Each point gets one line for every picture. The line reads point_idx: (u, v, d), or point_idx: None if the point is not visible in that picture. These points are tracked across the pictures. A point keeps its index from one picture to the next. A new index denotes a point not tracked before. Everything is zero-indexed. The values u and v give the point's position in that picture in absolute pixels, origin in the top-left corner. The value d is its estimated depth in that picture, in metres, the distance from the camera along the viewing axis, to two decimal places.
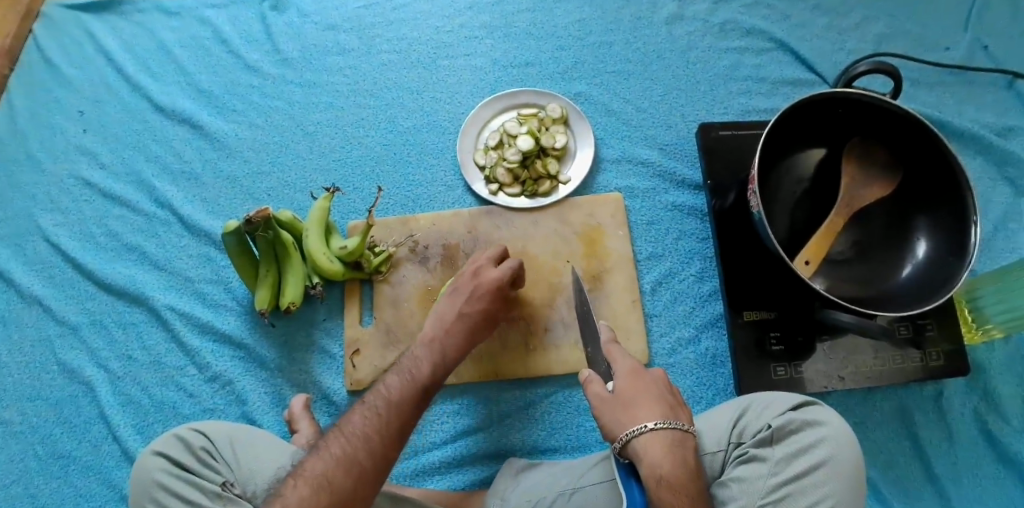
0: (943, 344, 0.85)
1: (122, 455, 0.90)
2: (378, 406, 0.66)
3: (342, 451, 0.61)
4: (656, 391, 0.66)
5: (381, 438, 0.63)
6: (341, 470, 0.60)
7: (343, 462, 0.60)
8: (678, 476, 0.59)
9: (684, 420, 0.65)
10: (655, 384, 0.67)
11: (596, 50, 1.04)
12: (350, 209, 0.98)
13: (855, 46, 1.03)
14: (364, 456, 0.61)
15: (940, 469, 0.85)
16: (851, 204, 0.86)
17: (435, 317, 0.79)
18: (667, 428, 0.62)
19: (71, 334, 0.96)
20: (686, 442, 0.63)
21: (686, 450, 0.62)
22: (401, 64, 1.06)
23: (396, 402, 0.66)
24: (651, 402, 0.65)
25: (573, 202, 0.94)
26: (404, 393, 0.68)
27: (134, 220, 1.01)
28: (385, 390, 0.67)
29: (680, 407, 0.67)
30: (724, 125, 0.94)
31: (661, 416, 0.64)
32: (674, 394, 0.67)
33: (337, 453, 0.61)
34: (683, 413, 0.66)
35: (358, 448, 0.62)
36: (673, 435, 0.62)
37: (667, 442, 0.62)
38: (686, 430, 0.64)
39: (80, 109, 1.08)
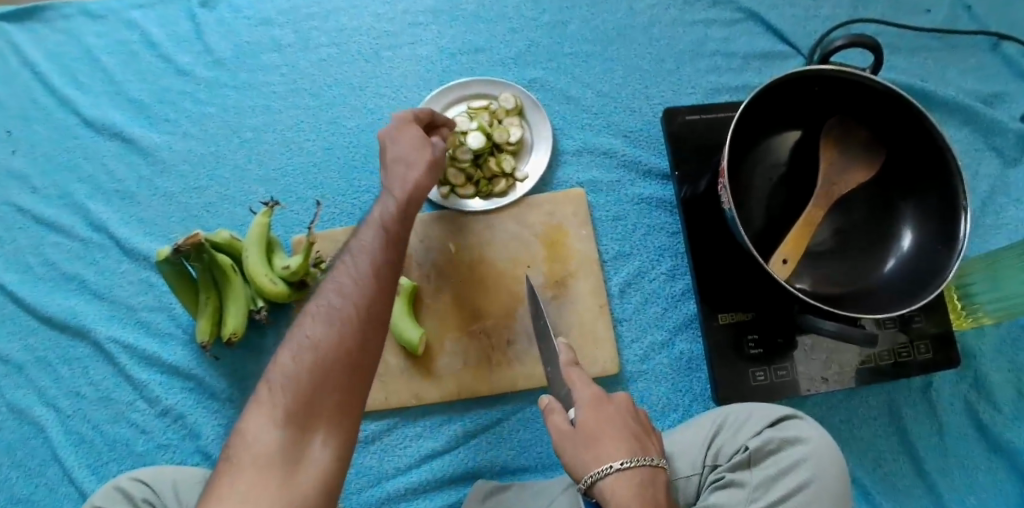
0: (932, 335, 0.81)
1: (80, 497, 0.87)
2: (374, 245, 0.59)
3: (285, 397, 0.51)
4: (621, 422, 0.62)
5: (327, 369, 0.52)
6: (285, 423, 0.50)
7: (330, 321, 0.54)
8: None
9: (652, 452, 0.61)
10: (621, 412, 0.62)
11: (551, 30, 0.95)
12: (294, 221, 0.90)
13: (831, 13, 0.95)
14: (317, 394, 0.51)
15: (930, 465, 0.81)
16: (831, 191, 0.79)
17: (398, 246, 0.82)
18: (637, 466, 0.58)
19: (14, 371, 0.91)
20: (656, 478, 0.59)
21: (658, 487, 0.58)
22: (341, 58, 0.97)
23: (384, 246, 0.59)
24: (616, 437, 0.60)
25: (532, 201, 0.86)
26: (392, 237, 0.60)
27: (71, 248, 0.95)
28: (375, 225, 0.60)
29: (647, 436, 0.63)
30: (691, 109, 0.87)
31: (628, 452, 0.59)
32: (641, 423, 0.63)
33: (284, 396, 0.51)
34: (651, 444, 0.62)
35: (300, 382, 0.51)
36: (644, 473, 0.58)
37: (637, 481, 0.57)
38: (656, 464, 0.60)
39: (8, 129, 0.99)
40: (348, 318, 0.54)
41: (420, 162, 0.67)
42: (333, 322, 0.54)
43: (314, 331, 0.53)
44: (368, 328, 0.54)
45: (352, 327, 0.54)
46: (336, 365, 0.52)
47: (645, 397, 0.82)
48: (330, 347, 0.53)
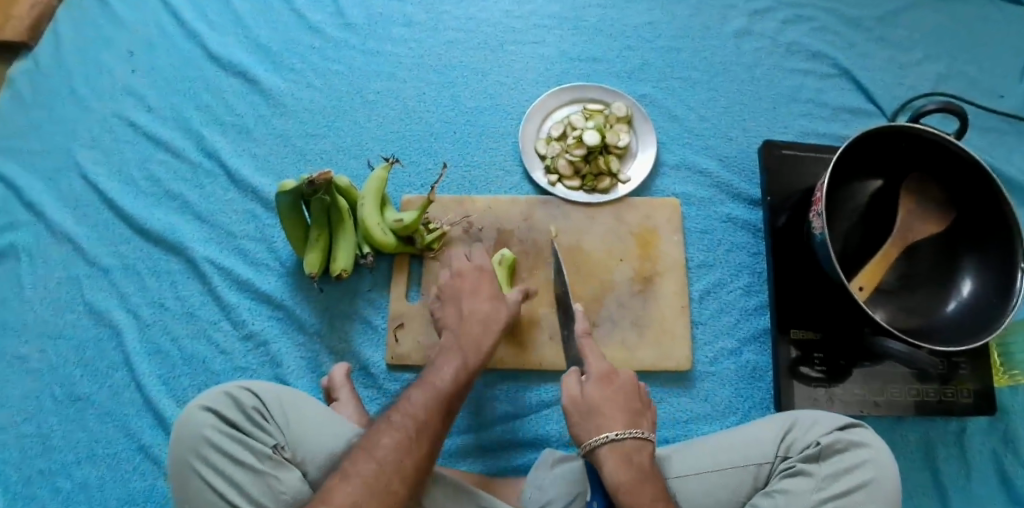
0: (973, 383, 0.87)
1: (144, 404, 0.88)
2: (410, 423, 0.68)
3: (375, 479, 0.63)
4: (621, 397, 0.69)
5: (412, 463, 0.66)
6: (375, 499, 0.62)
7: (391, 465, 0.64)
8: (630, 481, 0.63)
9: (645, 426, 0.68)
10: (625, 389, 0.70)
11: (663, 54, 1.04)
12: (406, 182, 0.96)
13: (915, 83, 1.04)
14: (398, 484, 0.64)
15: (957, 504, 0.87)
16: (905, 236, 0.89)
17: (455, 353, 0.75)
18: (626, 438, 0.65)
19: (100, 275, 0.93)
20: (643, 450, 0.66)
21: (640, 457, 0.65)
22: (467, 43, 1.04)
23: (423, 420, 0.68)
24: (614, 409, 0.68)
25: (630, 202, 0.94)
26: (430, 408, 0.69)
27: (178, 170, 0.98)
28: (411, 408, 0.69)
29: (643, 412, 0.70)
30: (787, 144, 0.95)
31: (623, 424, 0.67)
32: (642, 400, 0.70)
33: (367, 479, 0.63)
34: (644, 421, 0.69)
35: (388, 477, 0.64)
36: (627, 445, 0.65)
37: (623, 452, 0.65)
38: (642, 438, 0.66)
39: (130, 49, 1.05)
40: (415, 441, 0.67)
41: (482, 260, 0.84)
42: (393, 475, 0.64)
43: (405, 425, 0.68)
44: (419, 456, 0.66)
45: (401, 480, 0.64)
46: (406, 480, 0.65)
47: (708, 396, 0.88)
48: (419, 439, 0.67)
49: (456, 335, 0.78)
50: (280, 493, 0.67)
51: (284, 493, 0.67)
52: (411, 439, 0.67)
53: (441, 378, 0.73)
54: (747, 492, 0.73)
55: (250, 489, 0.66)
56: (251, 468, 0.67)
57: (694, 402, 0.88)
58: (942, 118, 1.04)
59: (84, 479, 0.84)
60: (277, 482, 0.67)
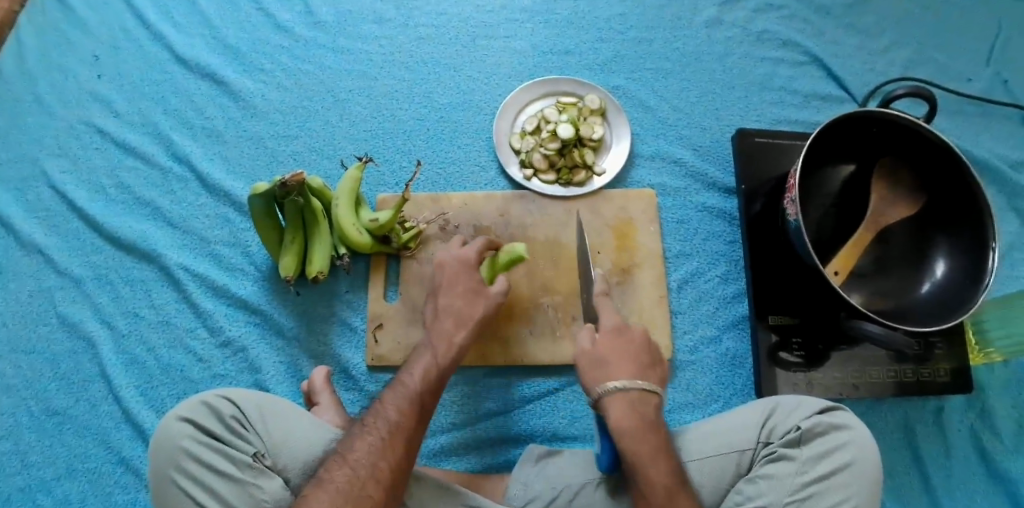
0: (947, 362, 0.89)
1: (122, 415, 0.86)
2: (382, 427, 0.68)
3: (349, 485, 0.63)
4: (635, 349, 0.70)
5: (387, 465, 0.65)
6: (351, 504, 0.62)
7: (366, 469, 0.64)
8: (633, 428, 0.65)
9: (653, 379, 0.69)
10: (636, 342, 0.71)
11: (635, 46, 1.04)
12: (380, 182, 0.96)
13: (884, 68, 1.05)
14: (374, 488, 0.63)
15: (937, 481, 0.88)
16: (877, 222, 0.90)
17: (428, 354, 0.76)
18: (634, 389, 0.66)
19: (73, 285, 0.91)
20: (648, 401, 0.67)
21: (646, 408, 0.67)
22: (439, 39, 1.04)
23: (397, 421, 0.68)
24: (624, 361, 0.69)
25: (606, 194, 0.94)
26: (401, 408, 0.70)
27: (147, 174, 0.97)
28: (385, 412, 0.69)
29: (653, 365, 0.71)
30: (760, 132, 0.96)
31: (631, 376, 0.68)
32: (653, 354, 0.71)
33: (341, 485, 0.63)
34: (654, 374, 0.70)
35: (363, 480, 0.63)
36: (634, 395, 0.67)
37: (629, 401, 0.66)
38: (649, 389, 0.68)
39: (95, 55, 1.03)
40: (389, 443, 0.67)
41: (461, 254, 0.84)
42: (368, 477, 0.64)
43: (379, 427, 0.68)
44: (395, 456, 0.66)
45: (377, 483, 0.64)
46: (381, 483, 0.64)
47: (690, 385, 0.88)
48: (393, 440, 0.67)
49: (428, 335, 0.78)
50: (262, 501, 0.66)
51: (266, 501, 0.66)
52: (386, 441, 0.67)
53: (414, 377, 0.73)
54: (730, 479, 0.73)
55: (231, 499, 0.65)
56: (231, 478, 0.66)
57: (676, 392, 0.88)
58: (912, 102, 1.05)
59: (65, 494, 0.83)
60: (258, 490, 0.66)
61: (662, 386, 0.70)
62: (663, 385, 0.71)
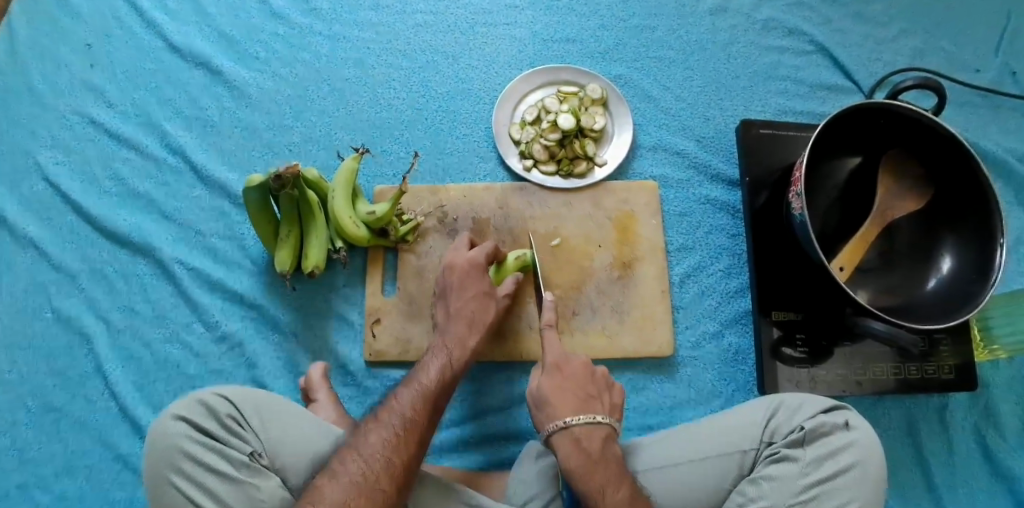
0: (952, 359, 0.87)
1: (119, 411, 0.85)
2: (395, 424, 0.68)
3: (363, 478, 0.63)
4: (573, 385, 0.75)
5: (402, 462, 0.66)
6: (364, 496, 0.62)
7: (381, 463, 0.65)
8: (581, 467, 0.68)
9: (599, 410, 0.73)
10: (575, 377, 0.75)
11: (638, 34, 1.02)
12: (377, 173, 0.94)
13: (891, 58, 1.03)
14: (387, 483, 0.64)
15: (939, 479, 0.87)
16: (884, 216, 0.87)
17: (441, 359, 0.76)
18: (578, 424, 0.70)
19: (68, 280, 0.90)
20: (593, 434, 0.70)
21: (592, 442, 0.70)
22: (437, 27, 1.01)
23: (410, 419, 0.69)
24: (567, 397, 0.73)
25: (608, 187, 0.92)
26: (415, 406, 0.70)
27: (142, 166, 0.95)
28: (398, 407, 0.70)
29: (599, 397, 0.75)
30: (765, 123, 0.94)
31: (575, 410, 0.72)
32: (597, 386, 0.75)
33: (357, 477, 0.63)
34: (599, 405, 0.73)
35: (378, 474, 0.64)
36: (579, 431, 0.70)
37: (574, 439, 0.70)
38: (594, 424, 0.71)
39: (88, 44, 1.00)
40: (403, 438, 0.67)
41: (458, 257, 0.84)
42: (381, 471, 0.64)
43: (393, 422, 0.68)
44: (408, 454, 0.66)
45: (390, 478, 0.64)
46: (393, 478, 0.64)
47: (692, 381, 0.87)
48: (407, 436, 0.67)
49: (443, 338, 0.79)
50: (260, 501, 0.65)
51: (265, 501, 0.65)
52: (400, 437, 0.67)
53: (428, 377, 0.74)
54: (733, 479, 0.72)
55: (228, 499, 0.64)
56: (229, 477, 0.65)
57: (677, 388, 0.87)
58: (920, 93, 1.02)
59: (63, 490, 0.82)
60: (256, 490, 0.65)
61: (611, 414, 0.74)
62: (613, 414, 0.74)
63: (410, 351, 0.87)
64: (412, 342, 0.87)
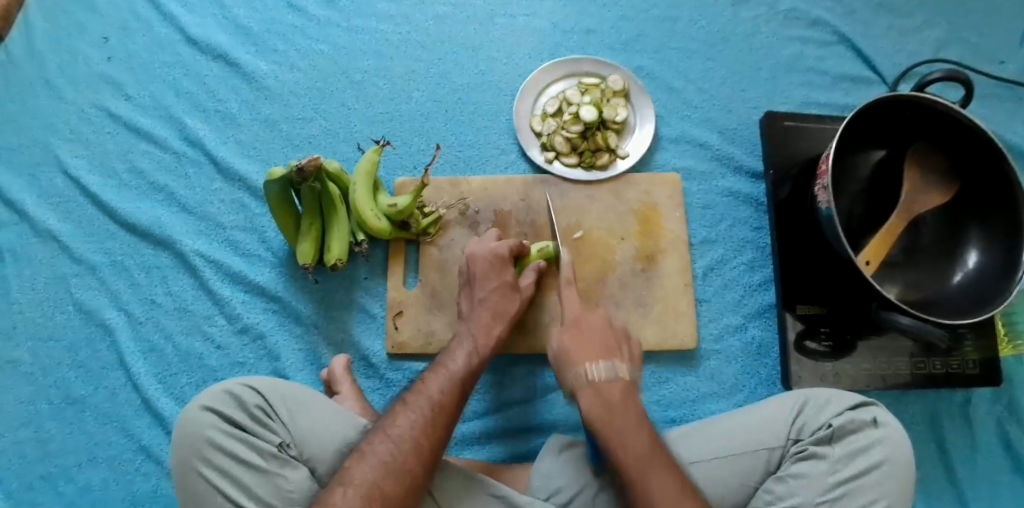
0: (976, 354, 0.87)
1: (142, 403, 0.85)
2: (423, 407, 0.68)
3: (391, 458, 0.63)
4: (595, 337, 0.74)
5: (429, 444, 0.65)
6: (392, 477, 0.62)
7: (408, 443, 0.65)
8: (600, 412, 0.68)
9: (620, 361, 0.72)
10: (594, 331, 0.75)
11: (659, 24, 1.01)
12: (398, 165, 0.93)
13: (915, 48, 1.02)
14: (415, 463, 0.64)
15: (962, 473, 0.87)
16: (910, 210, 0.86)
17: (466, 351, 0.76)
18: (599, 374, 0.70)
19: (89, 273, 0.90)
20: (615, 385, 0.70)
21: (613, 391, 0.69)
22: (456, 18, 1.00)
23: (438, 401, 0.69)
24: (589, 352, 0.73)
25: (630, 179, 0.92)
26: (443, 390, 0.70)
27: (161, 158, 0.94)
28: (425, 390, 0.70)
29: (619, 349, 0.74)
30: (789, 115, 0.93)
31: (597, 359, 0.72)
32: (617, 337, 0.75)
33: (385, 457, 0.63)
34: (620, 354, 0.73)
35: (407, 455, 0.64)
36: (600, 383, 0.70)
37: (596, 390, 0.69)
38: (616, 376, 0.70)
39: (105, 37, 0.99)
40: (431, 421, 0.67)
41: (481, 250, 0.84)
42: (408, 451, 0.64)
43: (421, 406, 0.68)
44: (433, 434, 0.66)
45: (416, 459, 0.64)
46: (420, 459, 0.64)
47: (715, 374, 0.87)
48: (435, 419, 0.67)
49: (467, 326, 0.79)
50: (288, 492, 0.65)
51: (293, 492, 0.65)
52: (428, 421, 0.67)
53: (455, 364, 0.74)
54: (759, 477, 0.72)
55: (257, 490, 0.64)
56: (258, 468, 0.64)
57: (700, 381, 0.87)
58: (943, 85, 1.01)
59: (86, 482, 0.82)
60: (285, 481, 0.65)
61: (632, 365, 0.74)
62: (634, 365, 0.74)
63: (432, 343, 0.86)
64: (435, 334, 0.87)
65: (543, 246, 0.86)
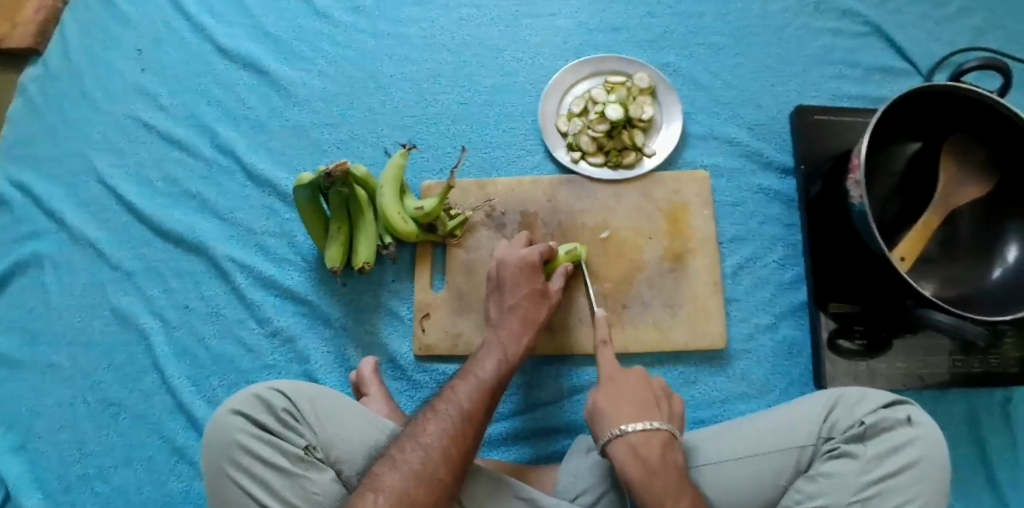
0: (1017, 352, 0.84)
1: (177, 407, 0.87)
2: (452, 415, 0.69)
3: (422, 466, 0.64)
4: (630, 393, 0.70)
5: (458, 451, 0.66)
6: (422, 486, 0.63)
7: (438, 452, 0.65)
8: (640, 477, 0.63)
9: (659, 418, 0.68)
10: (629, 385, 0.71)
11: (686, 20, 0.99)
12: (424, 167, 0.93)
13: (952, 38, 0.99)
14: (444, 471, 0.64)
15: (1002, 476, 0.85)
16: (946, 202, 0.85)
17: (495, 356, 0.76)
18: (635, 431, 0.65)
19: (124, 279, 0.91)
20: (652, 441, 0.65)
21: (651, 451, 0.65)
22: (480, 19, 1.00)
23: (467, 409, 0.69)
24: (623, 404, 0.69)
25: (656, 178, 0.91)
26: (473, 398, 0.71)
27: (193, 166, 0.95)
28: (455, 397, 0.71)
29: (658, 406, 0.70)
30: (821, 109, 0.91)
31: (633, 417, 0.67)
32: (655, 391, 0.71)
33: (416, 465, 0.64)
34: (659, 412, 0.69)
35: (437, 463, 0.64)
36: (634, 439, 0.65)
37: (630, 447, 0.65)
38: (653, 431, 0.66)
39: (138, 48, 1.01)
40: (459, 429, 0.67)
41: (509, 254, 0.84)
42: (436, 458, 0.65)
43: (450, 413, 0.69)
44: (461, 443, 0.67)
45: (445, 469, 0.65)
46: (449, 469, 0.65)
47: (745, 375, 0.86)
48: (464, 427, 0.68)
49: (496, 328, 0.80)
50: (314, 494, 0.66)
51: (319, 494, 0.66)
52: (458, 428, 0.67)
53: (485, 370, 0.74)
54: (788, 476, 0.71)
55: (283, 492, 0.65)
56: (284, 471, 0.65)
57: (730, 382, 0.86)
58: (981, 74, 0.98)
59: (123, 483, 0.84)
60: (311, 484, 0.66)
61: (671, 423, 0.69)
62: (674, 422, 0.69)
63: (459, 345, 0.87)
64: (462, 336, 0.87)
65: (570, 247, 0.86)
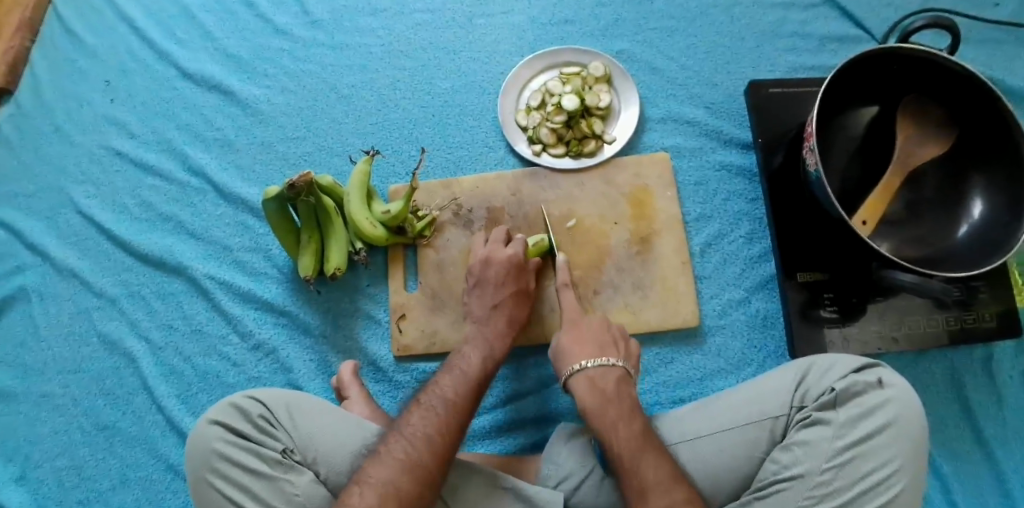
0: (992, 307, 0.83)
1: (168, 425, 0.88)
2: (435, 406, 0.69)
3: (407, 455, 0.64)
4: (591, 334, 0.77)
5: (443, 439, 0.66)
6: (408, 474, 0.63)
7: (423, 440, 0.66)
8: (595, 403, 0.70)
9: (615, 355, 0.75)
10: (591, 329, 0.78)
11: (637, 6, 1.01)
12: (390, 173, 0.95)
13: (903, 1, 0.99)
14: (429, 459, 0.65)
15: (989, 431, 0.85)
16: (905, 163, 0.85)
17: (482, 347, 0.78)
18: (591, 365, 0.73)
19: (108, 305, 0.94)
20: (608, 374, 0.73)
21: (605, 381, 0.72)
22: (436, 23, 1.02)
23: (450, 399, 0.71)
24: (584, 345, 0.76)
25: (618, 163, 0.92)
26: (457, 390, 0.72)
27: (168, 190, 0.98)
28: (438, 389, 0.72)
29: (615, 345, 0.77)
30: (775, 82, 0.92)
31: (590, 354, 0.75)
32: (612, 333, 0.78)
33: (400, 456, 0.64)
34: (615, 350, 0.76)
35: (423, 452, 0.65)
36: (593, 373, 0.73)
37: (590, 378, 0.72)
38: (607, 366, 0.73)
39: (106, 80, 1.04)
40: (443, 420, 0.68)
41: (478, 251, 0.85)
42: (423, 449, 0.65)
43: (434, 405, 0.70)
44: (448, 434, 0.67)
45: (431, 457, 0.65)
46: (435, 456, 0.65)
47: (721, 351, 0.87)
48: (447, 418, 0.69)
49: (483, 331, 0.81)
50: (294, 495, 0.66)
51: (299, 495, 0.66)
52: (441, 418, 0.68)
53: (469, 364, 0.76)
54: (765, 448, 0.71)
55: (263, 495, 0.66)
56: (263, 475, 0.67)
57: (706, 359, 0.86)
58: (935, 34, 0.99)
59: (120, 504, 0.86)
60: (290, 485, 0.66)
61: (627, 361, 0.76)
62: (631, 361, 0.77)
63: (436, 343, 0.88)
64: (439, 335, 0.88)
65: (538, 239, 0.88)
